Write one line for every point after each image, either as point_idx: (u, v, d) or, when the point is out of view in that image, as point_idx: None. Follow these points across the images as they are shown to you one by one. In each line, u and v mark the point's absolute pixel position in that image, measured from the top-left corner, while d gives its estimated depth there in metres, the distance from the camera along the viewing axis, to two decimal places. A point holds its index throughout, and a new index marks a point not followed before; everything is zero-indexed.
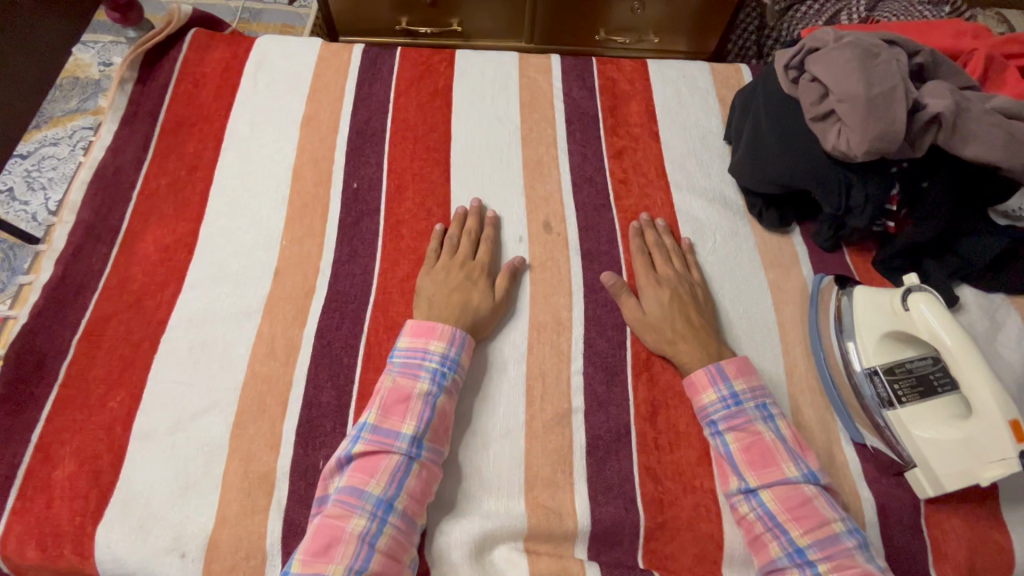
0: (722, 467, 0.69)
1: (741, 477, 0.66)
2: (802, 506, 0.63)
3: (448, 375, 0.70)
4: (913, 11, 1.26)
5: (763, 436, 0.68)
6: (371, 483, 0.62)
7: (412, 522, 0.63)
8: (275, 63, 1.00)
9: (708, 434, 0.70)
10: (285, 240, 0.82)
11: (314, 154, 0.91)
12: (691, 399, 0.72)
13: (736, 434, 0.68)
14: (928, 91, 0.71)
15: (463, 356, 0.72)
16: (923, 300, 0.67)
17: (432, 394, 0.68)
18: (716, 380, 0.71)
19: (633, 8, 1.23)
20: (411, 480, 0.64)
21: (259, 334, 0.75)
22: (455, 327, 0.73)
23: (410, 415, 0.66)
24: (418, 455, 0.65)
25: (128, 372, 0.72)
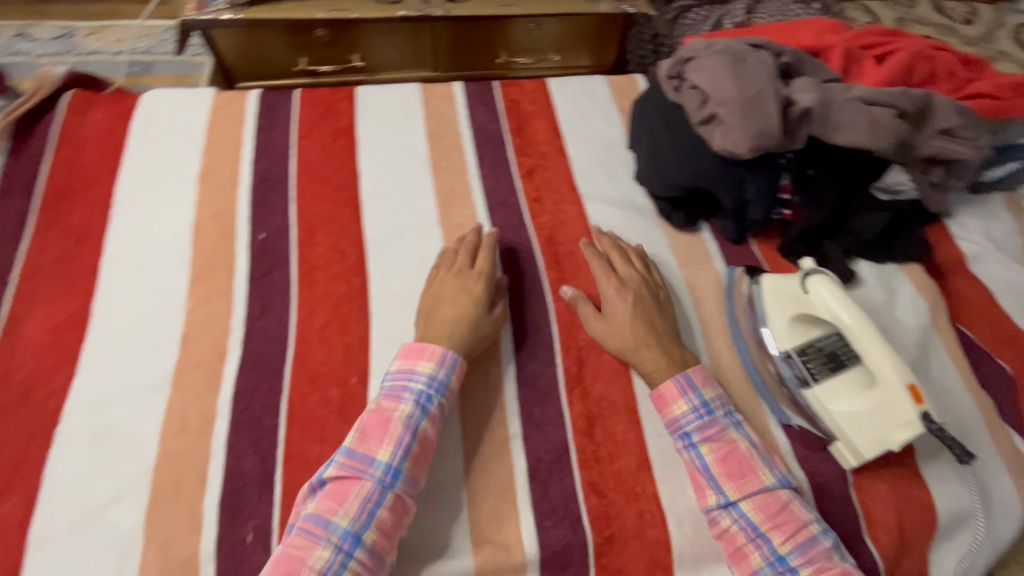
0: (696, 480, 0.68)
1: (720, 490, 0.66)
2: (781, 513, 0.65)
3: (434, 398, 0.68)
4: (787, 13, 1.36)
5: (737, 445, 0.68)
6: (338, 513, 0.60)
7: (381, 558, 0.61)
8: (164, 119, 0.96)
9: (683, 445, 0.70)
10: (190, 303, 0.78)
11: (215, 209, 0.87)
12: (662, 410, 0.71)
13: (711, 444, 0.68)
14: (796, 87, 0.76)
15: (453, 379, 0.70)
16: (821, 282, 0.72)
17: (412, 419, 0.66)
18: (687, 390, 0.71)
19: (531, 29, 1.25)
20: (381, 513, 0.61)
21: (168, 408, 0.70)
22: (449, 347, 0.71)
23: (388, 440, 0.64)
24: (394, 484, 0.63)
25: (20, 472, 0.65)
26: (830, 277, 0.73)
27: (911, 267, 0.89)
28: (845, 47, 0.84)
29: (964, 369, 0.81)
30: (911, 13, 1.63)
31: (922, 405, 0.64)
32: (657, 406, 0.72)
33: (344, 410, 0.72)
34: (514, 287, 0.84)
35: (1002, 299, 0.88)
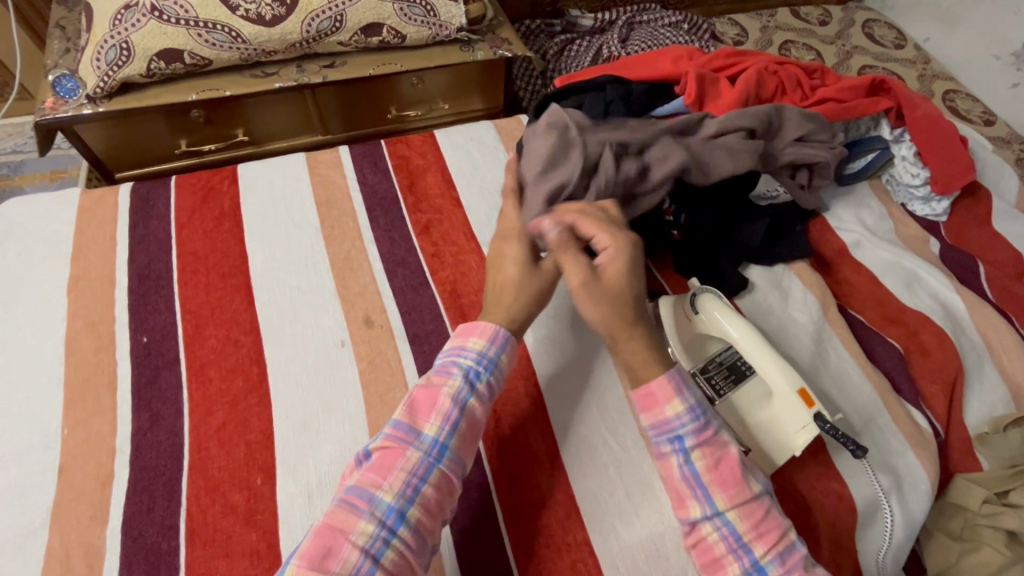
0: (678, 489, 0.62)
1: (707, 500, 0.60)
2: (766, 521, 0.59)
3: (482, 375, 0.65)
4: (658, 39, 1.45)
5: (730, 450, 0.61)
6: (383, 487, 0.56)
7: (423, 540, 0.57)
8: (26, 229, 0.90)
9: (671, 449, 0.62)
10: (67, 428, 0.72)
11: (89, 318, 0.81)
12: (652, 410, 0.63)
13: (703, 451, 0.61)
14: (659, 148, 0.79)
15: (503, 358, 0.67)
16: (710, 301, 0.76)
17: (462, 394, 0.63)
18: (681, 389, 0.62)
19: (415, 83, 1.26)
20: (426, 491, 0.57)
21: (49, 553, 0.64)
22: (500, 324, 0.68)
23: (437, 415, 0.61)
24: (440, 460, 0.59)
25: None
26: (717, 295, 0.77)
27: (799, 265, 0.94)
28: (698, 72, 0.90)
29: (858, 356, 0.85)
30: (774, 20, 1.76)
31: (814, 407, 0.68)
32: (641, 405, 0.64)
33: (250, 515, 0.67)
34: (421, 347, 0.82)
35: (887, 280, 0.93)
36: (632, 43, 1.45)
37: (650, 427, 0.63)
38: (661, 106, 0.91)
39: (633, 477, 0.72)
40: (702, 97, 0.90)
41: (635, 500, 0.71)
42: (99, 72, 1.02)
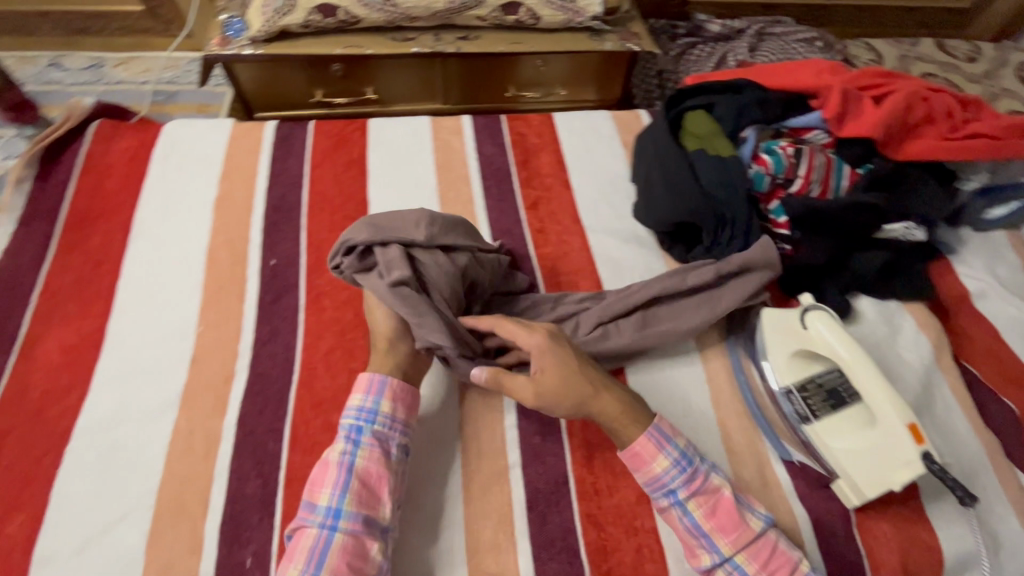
0: (686, 541, 0.66)
1: (714, 549, 0.64)
2: (772, 556, 0.64)
3: (365, 429, 0.67)
4: (789, 52, 1.41)
5: (721, 493, 0.66)
6: (290, 570, 0.59)
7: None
8: (185, 148, 1.00)
9: (669, 503, 0.66)
10: (201, 327, 0.80)
11: (229, 235, 0.90)
12: (641, 470, 0.67)
13: (697, 500, 0.65)
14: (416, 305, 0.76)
15: (385, 405, 0.68)
16: (819, 316, 0.76)
17: (347, 456, 0.65)
18: (663, 444, 0.67)
19: (538, 65, 1.29)
20: (332, 558, 0.59)
21: (175, 430, 0.72)
22: (376, 373, 0.70)
23: (328, 483, 0.63)
24: (337, 526, 0.61)
25: (30, 490, 0.66)
26: (829, 313, 0.76)
27: (914, 304, 0.89)
28: (843, 87, 0.87)
29: (969, 408, 0.80)
30: (915, 50, 1.65)
31: (923, 445, 0.65)
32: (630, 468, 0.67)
33: None
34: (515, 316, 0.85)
35: (1012, 336, 0.86)
36: (761, 53, 1.41)
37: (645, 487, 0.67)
38: (794, 119, 0.91)
39: None
40: (842, 114, 0.87)
41: None
42: (264, 17, 1.13)
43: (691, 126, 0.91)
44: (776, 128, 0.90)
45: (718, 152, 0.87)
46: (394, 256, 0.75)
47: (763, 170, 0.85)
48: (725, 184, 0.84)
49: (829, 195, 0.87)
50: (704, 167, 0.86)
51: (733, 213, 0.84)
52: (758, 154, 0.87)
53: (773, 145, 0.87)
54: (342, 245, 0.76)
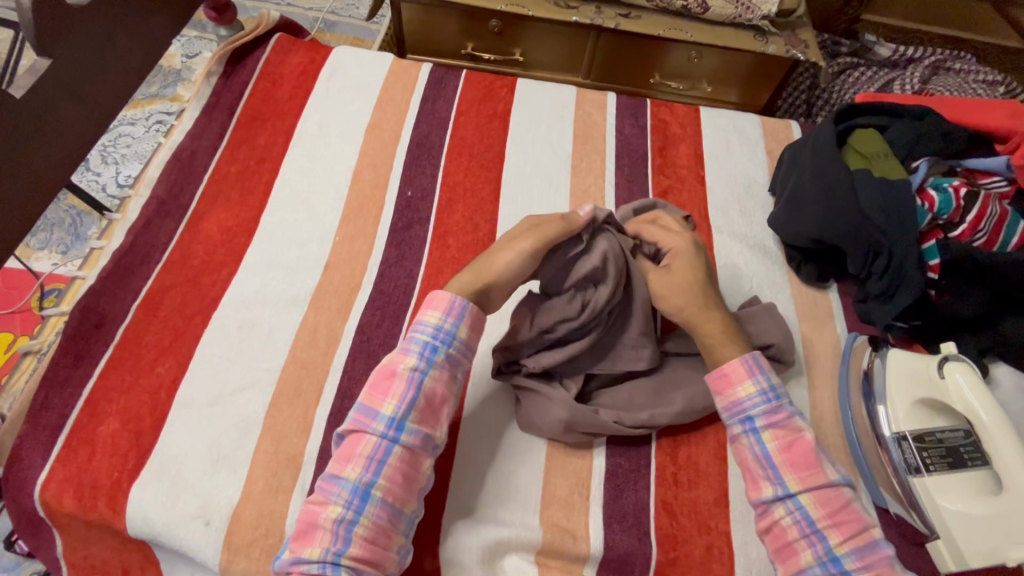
0: (750, 470, 0.64)
1: (780, 481, 0.61)
2: (843, 511, 0.60)
3: (439, 349, 0.66)
4: (967, 88, 1.29)
5: (803, 434, 0.63)
6: (346, 469, 0.60)
7: (396, 510, 0.60)
8: (348, 72, 1.06)
9: (743, 430, 0.64)
10: (338, 237, 0.87)
11: (374, 160, 0.96)
12: (724, 390, 0.66)
13: (774, 432, 0.63)
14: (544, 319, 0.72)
15: (462, 329, 0.67)
16: (958, 367, 0.69)
17: (418, 372, 0.64)
18: (754, 371, 0.66)
19: (690, 57, 1.26)
20: (390, 466, 0.61)
21: (303, 322, 0.78)
22: (459, 295, 0.68)
23: (393, 395, 0.63)
24: (399, 438, 0.61)
25: (179, 341, 0.75)
26: (971, 367, 0.69)
27: None
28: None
29: None
30: None
31: None
32: (714, 388, 0.67)
33: None
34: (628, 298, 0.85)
35: None
36: (933, 85, 1.30)
37: (722, 409, 0.66)
38: (973, 160, 0.86)
39: None
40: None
41: None
42: None
43: (859, 142, 0.88)
44: (952, 166, 0.86)
45: (883, 174, 0.84)
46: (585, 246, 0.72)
47: (926, 207, 0.80)
48: (887, 211, 0.80)
49: (993, 248, 0.80)
50: (866, 188, 0.81)
51: (892, 243, 0.79)
52: (925, 188, 0.83)
53: (944, 183, 0.82)
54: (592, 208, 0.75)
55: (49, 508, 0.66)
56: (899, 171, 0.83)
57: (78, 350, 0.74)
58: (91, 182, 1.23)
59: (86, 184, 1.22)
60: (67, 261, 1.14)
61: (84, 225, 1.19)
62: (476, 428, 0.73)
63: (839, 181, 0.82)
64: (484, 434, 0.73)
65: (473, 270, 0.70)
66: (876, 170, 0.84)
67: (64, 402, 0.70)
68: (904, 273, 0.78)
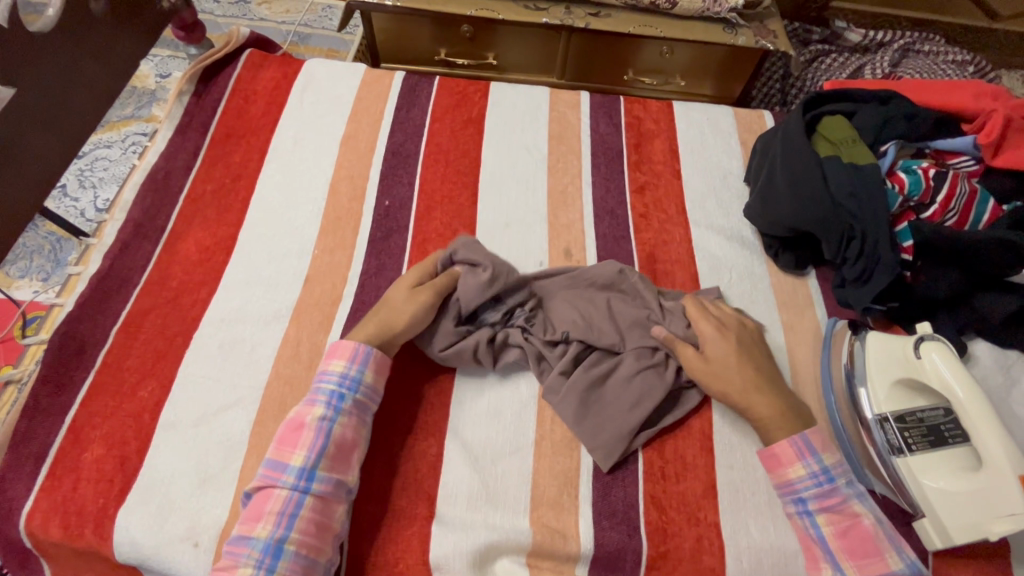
0: (810, 551, 0.66)
1: (838, 567, 0.64)
2: None
3: (346, 396, 0.69)
4: (936, 70, 1.30)
5: (860, 520, 0.65)
6: (256, 528, 0.61)
7: (311, 561, 0.61)
8: (320, 85, 1.06)
9: (797, 511, 0.67)
10: (317, 250, 0.87)
11: (350, 171, 0.96)
12: (776, 471, 0.69)
13: (828, 516, 0.66)
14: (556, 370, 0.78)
15: (368, 374, 0.71)
16: (937, 348, 0.70)
17: (326, 421, 0.67)
18: (803, 453, 0.68)
19: (663, 52, 1.28)
20: (301, 519, 0.61)
21: (285, 337, 0.78)
22: (361, 342, 0.72)
23: (302, 446, 0.65)
24: (309, 488, 0.63)
25: (161, 362, 0.75)
26: (947, 345, 0.70)
27: None
28: (1006, 114, 0.84)
29: None
30: None
31: None
32: (764, 466, 0.70)
33: (434, 376, 0.78)
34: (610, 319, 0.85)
35: None
36: (902, 68, 1.31)
37: (773, 489, 0.69)
38: (942, 140, 0.87)
39: None
40: (1001, 142, 0.84)
41: (776, 512, 0.70)
42: None
43: (828, 129, 0.89)
44: (920, 147, 0.88)
45: (853, 160, 0.84)
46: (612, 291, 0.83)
47: (896, 189, 0.82)
48: (858, 196, 0.81)
49: (965, 227, 0.82)
50: (836, 176, 0.83)
51: (864, 227, 0.80)
52: (894, 171, 0.84)
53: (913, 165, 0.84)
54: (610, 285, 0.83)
55: (36, 539, 0.65)
56: (869, 155, 0.84)
57: (59, 378, 0.73)
58: (69, 208, 1.22)
59: (64, 210, 1.22)
60: (47, 288, 1.13)
61: (64, 251, 1.18)
62: (461, 433, 0.74)
63: (806, 170, 0.84)
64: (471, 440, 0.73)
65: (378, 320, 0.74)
66: (843, 155, 0.85)
67: (46, 431, 0.70)
68: (879, 257, 0.79)
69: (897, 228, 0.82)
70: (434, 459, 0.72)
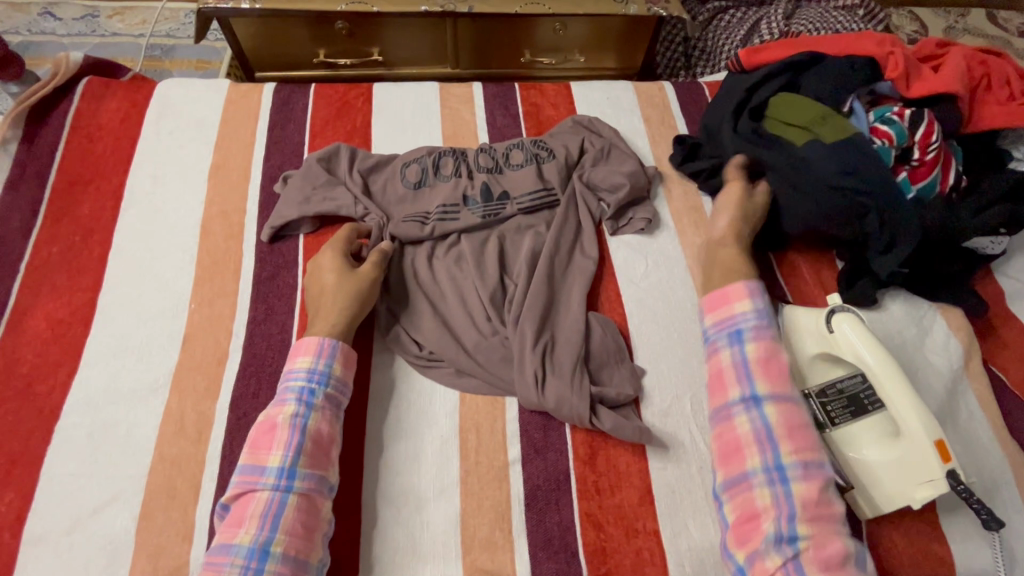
0: (722, 376, 0.67)
1: (749, 385, 0.65)
2: (801, 429, 0.63)
3: (317, 391, 0.66)
4: (829, 17, 1.29)
5: (781, 356, 0.67)
6: (238, 535, 0.57)
7: (301, 562, 0.57)
8: (179, 109, 0.94)
9: (727, 342, 0.68)
10: (194, 303, 0.77)
11: (224, 205, 0.85)
12: (720, 307, 0.71)
13: (759, 345, 0.67)
14: (449, 295, 0.78)
15: (337, 368, 0.68)
16: (849, 319, 0.68)
17: (299, 418, 0.63)
18: (754, 294, 0.70)
19: (556, 28, 1.21)
20: (286, 519, 0.58)
21: (167, 411, 0.69)
22: (328, 336, 0.69)
23: (278, 445, 0.62)
24: (291, 487, 0.60)
25: (17, 468, 0.65)
26: (856, 315, 0.69)
27: (947, 306, 0.82)
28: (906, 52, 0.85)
29: (993, 417, 0.74)
30: (963, 22, 1.52)
31: (949, 463, 0.60)
32: (709, 308, 0.72)
33: None
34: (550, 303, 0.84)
35: None
36: (798, 18, 1.29)
37: (714, 325, 0.70)
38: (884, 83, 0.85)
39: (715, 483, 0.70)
40: (909, 75, 0.84)
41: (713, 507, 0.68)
42: None
43: (780, 112, 0.86)
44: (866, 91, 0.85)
45: (833, 139, 0.80)
46: (494, 275, 0.79)
47: (887, 143, 0.79)
48: (852, 175, 0.77)
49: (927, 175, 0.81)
50: (823, 160, 0.79)
51: (885, 204, 0.76)
52: (873, 125, 0.81)
53: (885, 112, 0.82)
54: (502, 261, 0.81)
55: None
56: (844, 127, 0.81)
57: None
58: None
59: None
60: None
61: None
62: (378, 483, 0.68)
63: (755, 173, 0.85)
64: (390, 490, 0.68)
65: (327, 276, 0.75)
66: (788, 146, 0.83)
67: None
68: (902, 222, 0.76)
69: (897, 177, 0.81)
70: (353, 518, 0.66)
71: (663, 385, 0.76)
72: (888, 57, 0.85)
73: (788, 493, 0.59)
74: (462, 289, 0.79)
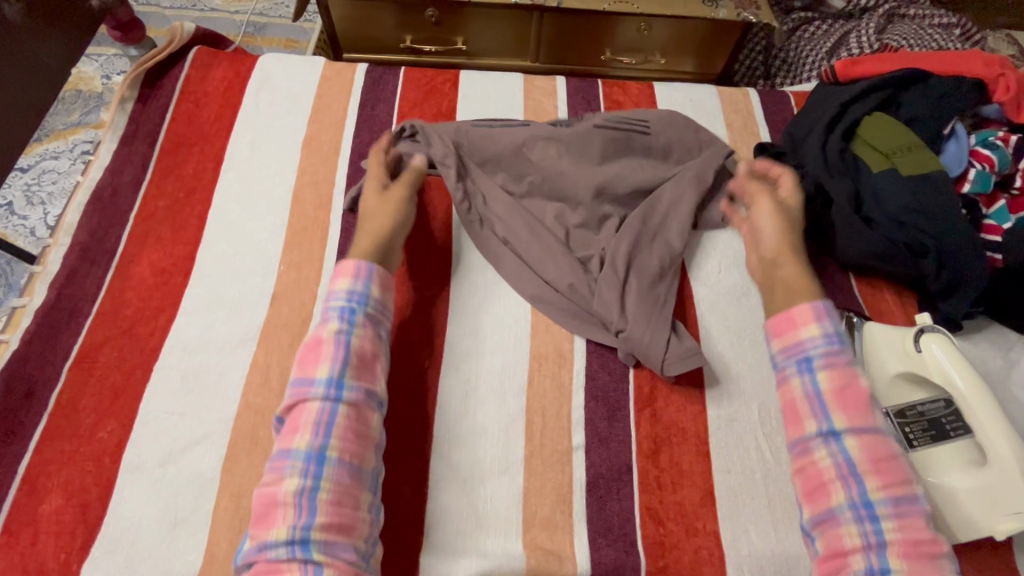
0: (796, 409, 0.65)
1: (825, 418, 0.63)
2: (887, 460, 0.61)
3: (358, 310, 0.70)
4: (923, 34, 1.24)
5: (858, 380, 0.65)
6: (295, 440, 0.61)
7: (356, 467, 0.62)
8: (278, 82, 0.99)
9: (797, 370, 0.66)
10: (283, 265, 0.81)
11: (315, 176, 0.89)
12: (787, 332, 0.68)
13: (831, 373, 0.65)
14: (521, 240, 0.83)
15: (375, 289, 0.72)
16: (938, 341, 0.67)
17: (342, 333, 0.68)
18: (822, 316, 0.68)
19: (640, 28, 1.21)
20: (339, 426, 0.62)
21: (254, 362, 0.73)
22: (362, 259, 0.73)
23: (324, 359, 0.66)
24: (340, 397, 0.64)
25: (119, 400, 0.70)
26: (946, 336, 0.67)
27: None
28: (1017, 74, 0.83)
29: None
30: None
31: None
32: (774, 331, 0.70)
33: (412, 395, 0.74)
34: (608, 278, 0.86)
35: None
36: (890, 33, 1.25)
37: (782, 351, 0.68)
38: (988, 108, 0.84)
39: (780, 492, 0.69)
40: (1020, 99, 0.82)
41: (776, 516, 0.68)
42: None
43: (870, 135, 0.84)
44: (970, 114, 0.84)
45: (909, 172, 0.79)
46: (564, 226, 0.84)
47: (987, 168, 0.78)
48: (919, 212, 0.77)
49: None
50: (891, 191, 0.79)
51: (944, 247, 0.75)
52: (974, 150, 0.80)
53: (989, 136, 0.80)
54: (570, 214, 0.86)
55: None
56: (928, 161, 0.79)
57: (9, 423, 0.68)
58: (17, 228, 1.14)
59: (12, 230, 1.14)
60: None
61: (16, 275, 1.12)
62: (445, 454, 0.70)
63: (845, 187, 0.81)
64: (455, 461, 0.70)
65: (372, 221, 0.77)
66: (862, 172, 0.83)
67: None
68: (963, 267, 0.74)
69: (989, 209, 0.79)
70: (420, 484, 0.69)
71: (731, 390, 0.75)
72: (997, 79, 0.83)
73: (878, 533, 0.58)
74: (540, 232, 0.83)
